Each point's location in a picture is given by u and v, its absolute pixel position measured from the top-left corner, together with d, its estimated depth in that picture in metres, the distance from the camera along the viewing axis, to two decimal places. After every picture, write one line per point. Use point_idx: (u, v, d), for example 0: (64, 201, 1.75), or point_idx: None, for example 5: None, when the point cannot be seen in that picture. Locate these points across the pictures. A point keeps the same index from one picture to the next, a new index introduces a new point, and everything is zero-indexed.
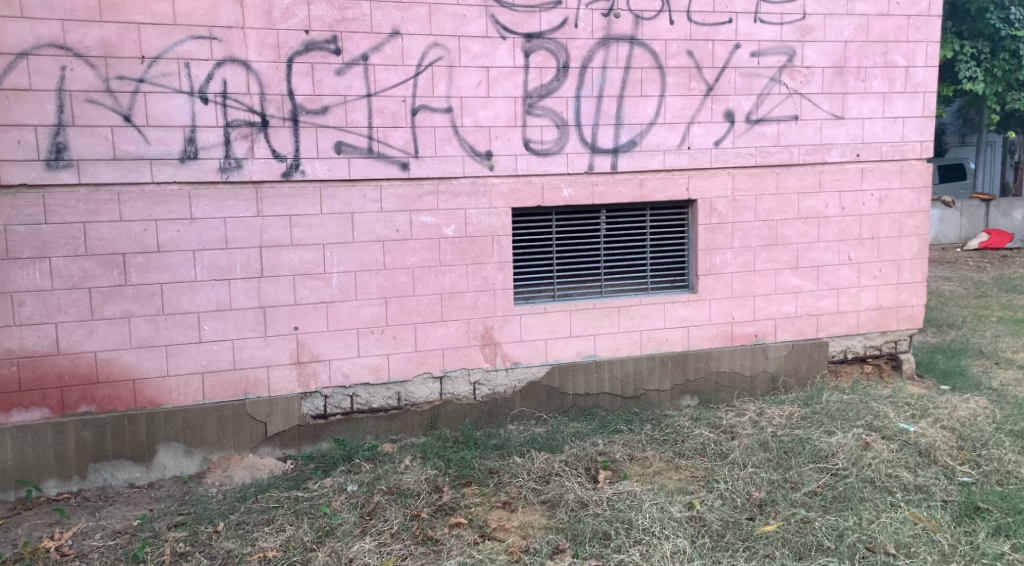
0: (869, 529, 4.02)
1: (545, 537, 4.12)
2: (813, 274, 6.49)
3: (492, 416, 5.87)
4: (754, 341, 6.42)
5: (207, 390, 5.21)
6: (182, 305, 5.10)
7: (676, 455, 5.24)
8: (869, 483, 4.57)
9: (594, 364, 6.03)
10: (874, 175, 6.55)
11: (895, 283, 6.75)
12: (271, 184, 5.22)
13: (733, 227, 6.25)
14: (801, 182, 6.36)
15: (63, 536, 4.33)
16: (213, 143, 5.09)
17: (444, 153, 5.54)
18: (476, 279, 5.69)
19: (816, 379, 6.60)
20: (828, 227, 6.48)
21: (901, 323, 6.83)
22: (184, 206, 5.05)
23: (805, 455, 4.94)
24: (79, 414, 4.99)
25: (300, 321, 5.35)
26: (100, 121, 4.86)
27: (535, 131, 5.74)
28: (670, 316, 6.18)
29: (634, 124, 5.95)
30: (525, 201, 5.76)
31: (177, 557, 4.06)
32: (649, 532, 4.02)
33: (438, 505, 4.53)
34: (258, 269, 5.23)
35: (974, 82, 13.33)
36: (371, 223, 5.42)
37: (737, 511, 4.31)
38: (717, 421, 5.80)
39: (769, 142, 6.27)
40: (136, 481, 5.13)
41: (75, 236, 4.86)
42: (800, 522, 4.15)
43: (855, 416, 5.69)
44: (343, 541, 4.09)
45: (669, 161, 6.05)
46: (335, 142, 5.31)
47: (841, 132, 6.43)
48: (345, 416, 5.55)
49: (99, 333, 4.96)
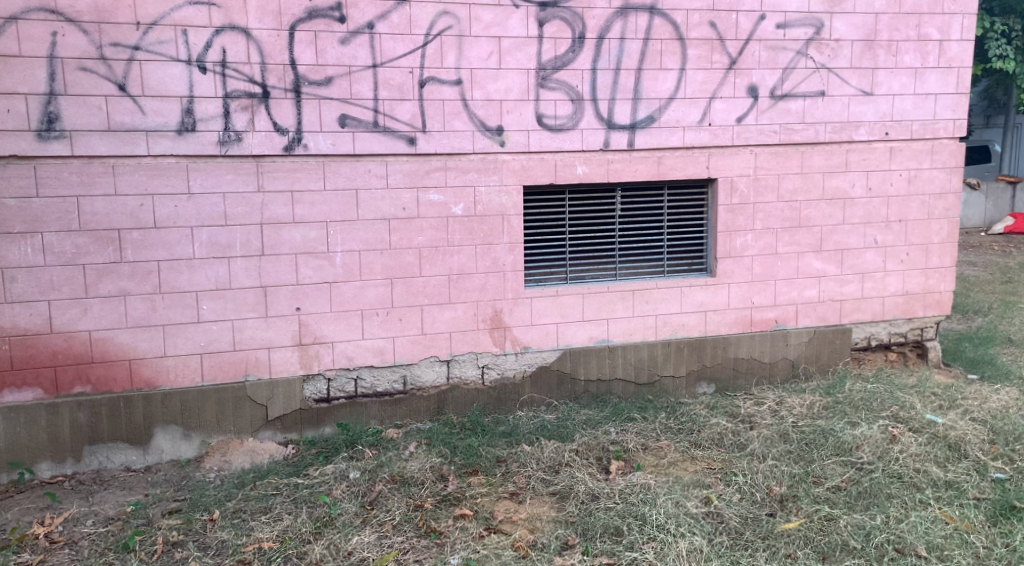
0: (897, 528, 3.79)
1: (554, 532, 3.93)
2: (837, 258, 6.22)
3: (501, 401, 5.67)
4: (774, 327, 6.17)
5: (206, 371, 5.03)
6: (180, 284, 4.92)
7: (692, 445, 5.02)
8: (896, 479, 4.34)
9: (607, 349, 5.80)
10: (903, 155, 6.25)
11: (922, 268, 6.46)
12: (272, 158, 5.01)
13: (755, 208, 5.98)
14: (827, 162, 6.08)
15: (53, 522, 4.18)
16: (212, 115, 4.87)
17: (453, 127, 5.30)
18: (485, 259, 5.46)
19: (838, 367, 6.35)
20: (854, 209, 6.20)
21: (928, 309, 6.55)
22: (182, 180, 4.85)
23: (828, 447, 4.71)
24: (73, 395, 4.82)
25: (303, 302, 5.15)
26: (93, 90, 4.65)
27: (548, 106, 5.48)
28: (687, 300, 5.94)
29: (652, 99, 5.67)
30: (537, 179, 5.52)
31: (170, 547, 3.88)
32: (664, 529, 3.80)
33: (443, 494, 4.34)
34: (258, 247, 5.03)
35: (1004, 61, 12.91)
36: (376, 200, 5.20)
37: (756, 507, 4.10)
38: (735, 410, 5.58)
39: (794, 119, 5.98)
40: (132, 464, 4.97)
41: (68, 211, 4.67)
42: (824, 519, 3.93)
43: (879, 406, 5.45)
44: (342, 533, 3.91)
45: (688, 138, 5.78)
46: (339, 114, 5.08)
47: (870, 109, 6.13)
48: (349, 400, 5.36)
49: (94, 312, 4.78)
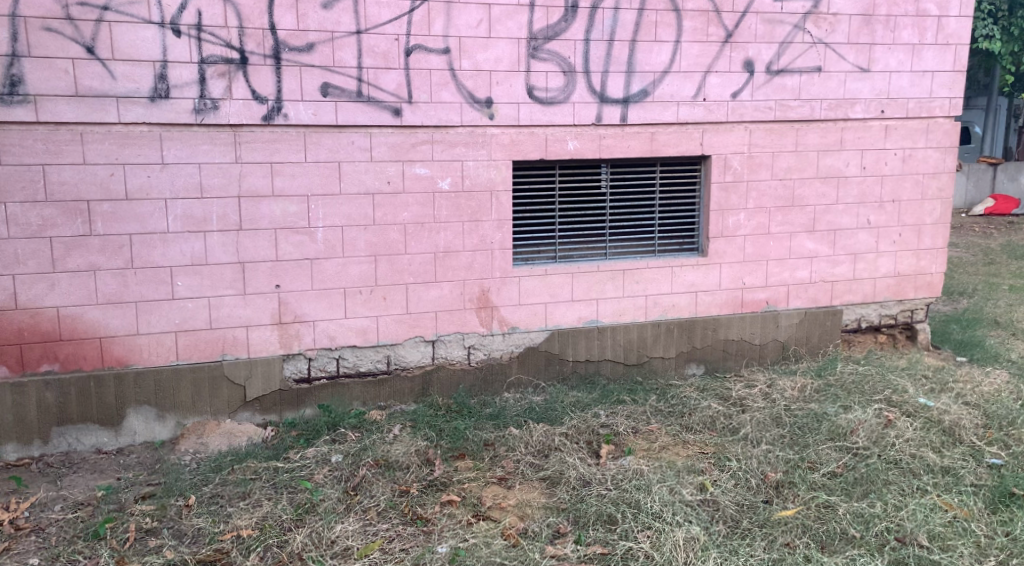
0: (897, 517, 3.72)
1: (544, 519, 3.79)
2: (830, 238, 6.11)
3: (487, 382, 5.52)
4: (765, 308, 6.06)
5: (181, 350, 4.83)
6: (153, 259, 4.69)
7: (683, 429, 4.91)
8: (893, 465, 4.26)
9: (596, 330, 5.66)
10: (898, 134, 6.13)
11: (915, 249, 6.37)
12: (251, 128, 4.77)
13: (748, 186, 5.83)
14: (822, 140, 5.94)
15: (19, 507, 3.92)
16: (187, 82, 4.62)
17: (441, 99, 5.09)
18: (472, 237, 5.28)
19: (828, 349, 6.26)
20: (848, 189, 6.08)
21: (918, 291, 6.47)
22: (155, 149, 4.60)
23: (822, 432, 4.63)
24: (40, 374, 4.60)
25: (282, 279, 4.95)
26: (59, 52, 4.37)
27: (539, 78, 5.28)
28: (678, 281, 5.80)
29: (646, 73, 5.49)
30: (527, 153, 5.33)
31: (143, 534, 3.66)
32: (660, 517, 3.68)
33: (429, 479, 4.19)
34: (236, 221, 4.81)
35: (990, 42, 12.83)
36: (359, 173, 4.99)
37: (752, 494, 4.00)
38: (726, 393, 5.47)
39: (790, 96, 5.82)
40: (104, 447, 4.77)
41: (33, 180, 4.42)
42: (821, 507, 3.86)
43: (872, 390, 5.37)
44: (325, 520, 3.74)
45: (682, 114, 5.61)
46: (321, 83, 4.85)
47: (866, 86, 5.99)
48: (331, 381, 5.19)
49: (62, 287, 4.55)
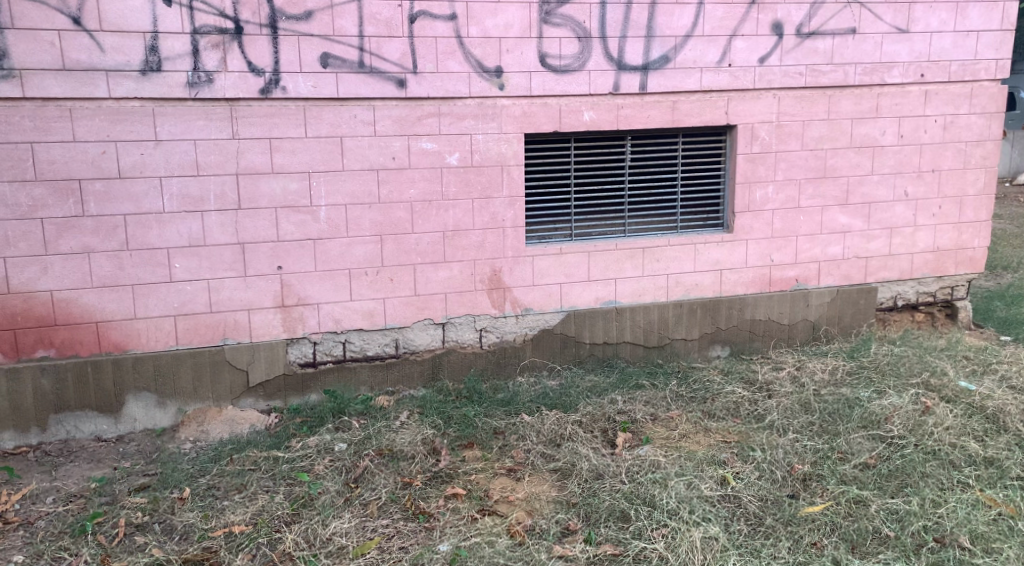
0: (935, 515, 3.43)
1: (553, 515, 3.57)
2: (864, 211, 5.74)
3: (500, 366, 5.29)
4: (794, 286, 5.74)
5: (181, 334, 4.66)
6: (149, 241, 4.51)
7: (705, 415, 4.64)
8: (931, 456, 3.95)
9: (615, 311, 5.39)
10: (939, 99, 5.72)
11: (956, 223, 5.98)
12: (248, 102, 4.55)
13: (777, 157, 5.49)
14: (856, 107, 5.57)
15: (9, 500, 3.80)
16: (179, 53, 4.40)
17: (447, 69, 4.82)
18: (483, 215, 5.03)
19: (862, 329, 5.93)
20: (884, 158, 5.70)
21: (959, 267, 6.09)
22: (148, 125, 4.40)
23: (854, 419, 4.33)
24: (36, 360, 4.46)
25: (284, 260, 4.75)
26: (45, 24, 4.17)
27: (552, 44, 4.97)
28: (701, 258, 5.50)
29: (667, 37, 5.15)
30: (540, 126, 5.04)
31: (133, 530, 3.52)
32: (677, 516, 3.44)
33: (434, 471, 3.99)
34: (234, 200, 4.60)
35: None
36: (362, 149, 4.75)
37: (777, 487, 3.74)
38: (751, 376, 5.18)
39: (822, 60, 5.45)
40: (103, 434, 4.63)
41: (22, 159, 4.25)
42: (852, 503, 3.58)
43: (909, 372, 5.04)
44: (322, 516, 3.56)
45: (706, 81, 5.27)
46: (321, 53, 4.60)
47: (905, 48, 5.58)
48: (337, 365, 5.00)
49: (55, 270, 4.39)
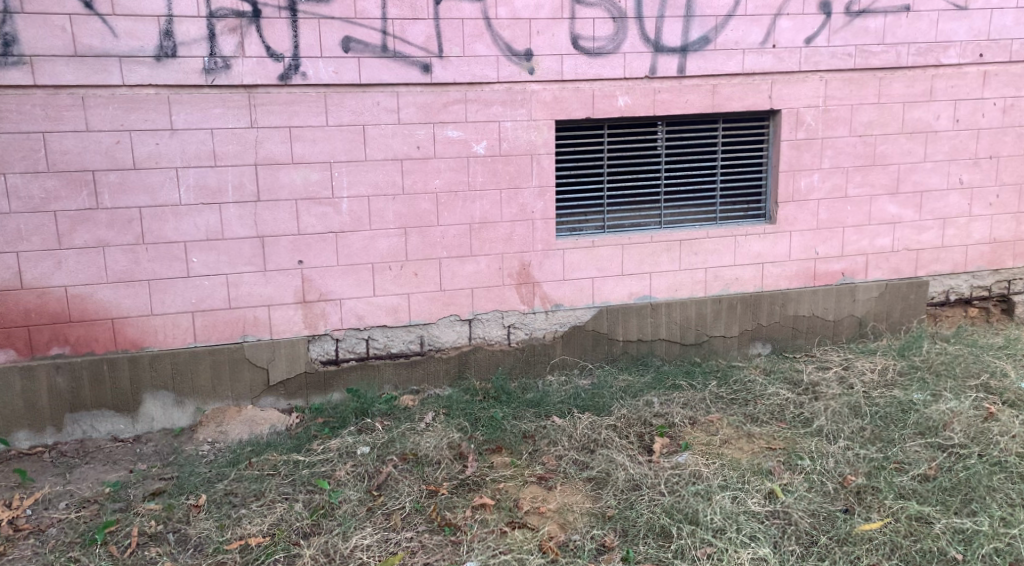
0: (1007, 537, 3.15)
1: (588, 530, 3.35)
2: (915, 201, 5.41)
3: (529, 364, 5.05)
4: (840, 280, 5.42)
5: (199, 330, 4.49)
6: (166, 234, 4.34)
7: (748, 419, 4.37)
8: (998, 468, 3.65)
9: (650, 307, 5.13)
10: (999, 81, 5.34)
11: (1014, 212, 5.61)
12: (266, 89, 4.34)
13: (823, 143, 5.17)
14: (908, 90, 5.22)
15: (21, 505, 3.67)
16: (195, 38, 4.20)
17: (474, 52, 4.56)
18: (511, 206, 4.79)
19: (911, 326, 5.60)
20: (938, 145, 5.35)
21: (1017, 259, 5.72)
22: (163, 113, 4.22)
23: (910, 426, 4.04)
24: (51, 357, 4.32)
25: (305, 254, 4.55)
26: (57, 9, 4.00)
27: (585, 26, 4.70)
28: (742, 251, 5.21)
29: (708, 17, 4.85)
30: (571, 112, 4.78)
31: (146, 541, 3.36)
32: (722, 535, 3.20)
33: (460, 478, 3.78)
34: (253, 191, 4.41)
35: None
36: (385, 137, 4.53)
37: (829, 502, 3.47)
38: (795, 376, 4.90)
39: (873, 40, 5.11)
40: (120, 434, 4.48)
41: (34, 149, 4.09)
42: (913, 520, 3.30)
43: (966, 372, 4.72)
44: (343, 529, 3.37)
45: (748, 63, 4.96)
46: (342, 37, 4.38)
47: (963, 26, 5.21)
48: (360, 363, 4.80)
49: (70, 264, 4.24)
